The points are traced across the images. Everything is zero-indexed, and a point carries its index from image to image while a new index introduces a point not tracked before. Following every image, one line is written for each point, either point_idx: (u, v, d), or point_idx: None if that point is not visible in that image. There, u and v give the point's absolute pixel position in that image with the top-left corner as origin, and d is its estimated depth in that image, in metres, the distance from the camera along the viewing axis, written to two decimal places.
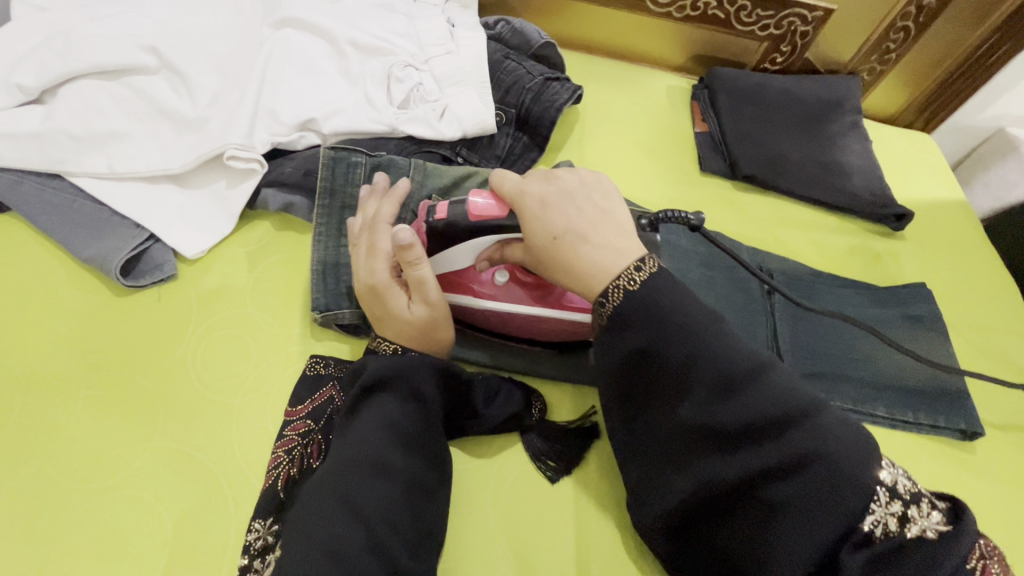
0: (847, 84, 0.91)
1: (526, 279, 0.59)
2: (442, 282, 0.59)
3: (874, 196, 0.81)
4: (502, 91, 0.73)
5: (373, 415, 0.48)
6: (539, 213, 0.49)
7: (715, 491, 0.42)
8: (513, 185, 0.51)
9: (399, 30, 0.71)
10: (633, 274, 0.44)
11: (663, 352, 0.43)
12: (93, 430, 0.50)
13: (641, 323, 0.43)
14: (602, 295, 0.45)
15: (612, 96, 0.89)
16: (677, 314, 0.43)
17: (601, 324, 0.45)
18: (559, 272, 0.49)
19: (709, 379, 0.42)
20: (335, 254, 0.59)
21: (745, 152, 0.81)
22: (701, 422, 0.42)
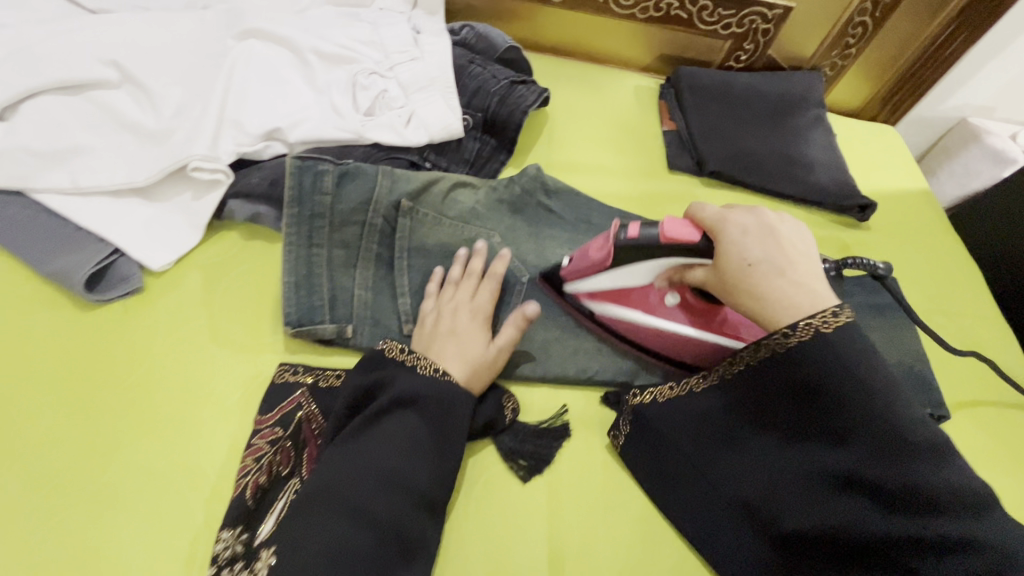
0: (810, 79, 0.93)
1: (696, 304, 0.59)
2: (606, 297, 0.62)
3: (838, 187, 0.83)
4: (468, 96, 0.74)
5: (394, 431, 0.49)
6: (736, 240, 0.49)
7: (846, 532, 0.45)
8: (713, 211, 0.52)
9: (364, 39, 0.72)
10: (831, 319, 0.44)
11: (841, 398, 0.44)
12: (60, 446, 0.50)
13: (819, 362, 0.44)
14: (791, 326, 0.45)
15: (581, 97, 0.90)
16: (864, 363, 0.43)
17: (772, 354, 0.46)
18: (742, 300, 0.49)
19: (878, 431, 0.43)
20: (305, 263, 0.58)
21: (711, 148, 0.83)
22: (860, 469, 0.44)
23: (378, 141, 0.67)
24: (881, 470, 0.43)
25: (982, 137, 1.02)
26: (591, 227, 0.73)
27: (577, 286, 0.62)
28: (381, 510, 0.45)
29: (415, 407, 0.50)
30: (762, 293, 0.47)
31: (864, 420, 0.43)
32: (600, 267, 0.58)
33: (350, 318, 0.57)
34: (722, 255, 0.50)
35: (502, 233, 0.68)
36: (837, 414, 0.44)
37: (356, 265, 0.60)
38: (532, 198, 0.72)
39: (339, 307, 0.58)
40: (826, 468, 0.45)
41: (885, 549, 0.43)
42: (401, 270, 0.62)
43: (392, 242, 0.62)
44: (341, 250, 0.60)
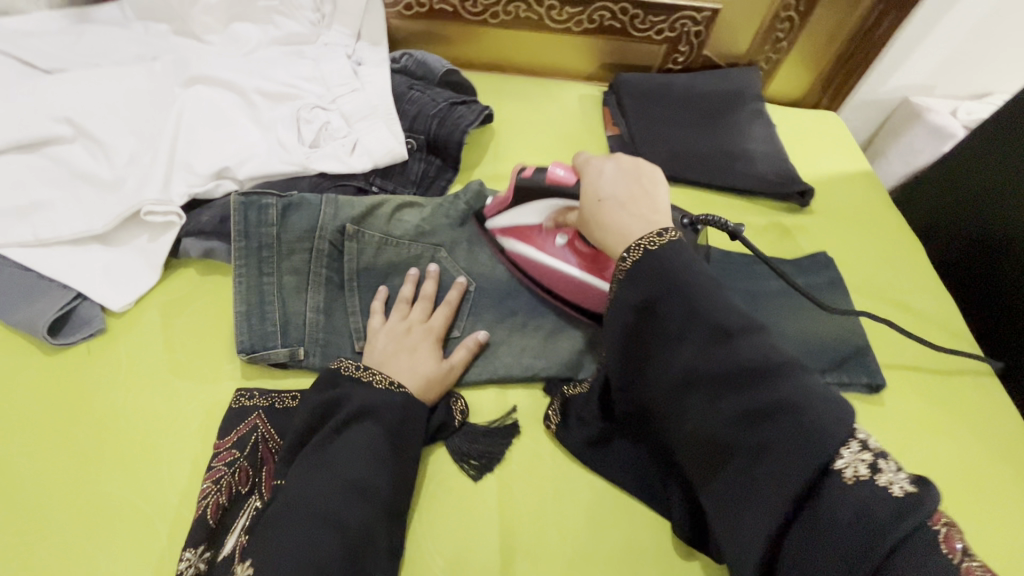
0: (747, 74, 0.96)
1: (582, 249, 0.66)
2: (509, 233, 0.70)
3: (777, 176, 0.86)
4: (410, 120, 0.77)
5: (358, 440, 0.51)
6: (592, 181, 0.59)
7: (710, 443, 0.43)
8: (582, 159, 0.62)
9: (306, 75, 0.76)
10: (655, 238, 0.49)
11: (671, 304, 0.46)
12: (33, 483, 0.53)
13: (648, 275, 0.48)
14: (624, 252, 0.50)
15: (526, 110, 0.93)
16: (682, 271, 0.47)
17: (618, 278, 0.50)
18: (591, 231, 0.57)
19: (706, 328, 0.44)
20: (256, 293, 0.61)
21: (653, 148, 0.88)
22: (698, 368, 0.44)
23: (324, 171, 0.70)
24: (704, 359, 0.44)
25: (924, 115, 1.04)
26: None
27: (493, 222, 0.71)
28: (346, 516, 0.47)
29: (375, 417, 0.53)
30: (603, 224, 0.55)
31: (694, 322, 0.45)
32: (504, 204, 0.69)
33: (303, 341, 0.61)
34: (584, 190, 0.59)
35: (449, 247, 0.72)
36: (670, 322, 0.46)
37: (307, 290, 0.63)
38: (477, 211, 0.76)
39: (292, 332, 0.61)
40: (680, 377, 0.45)
41: (744, 450, 0.41)
42: (352, 291, 0.65)
43: (341, 265, 0.65)
44: (291, 277, 0.63)
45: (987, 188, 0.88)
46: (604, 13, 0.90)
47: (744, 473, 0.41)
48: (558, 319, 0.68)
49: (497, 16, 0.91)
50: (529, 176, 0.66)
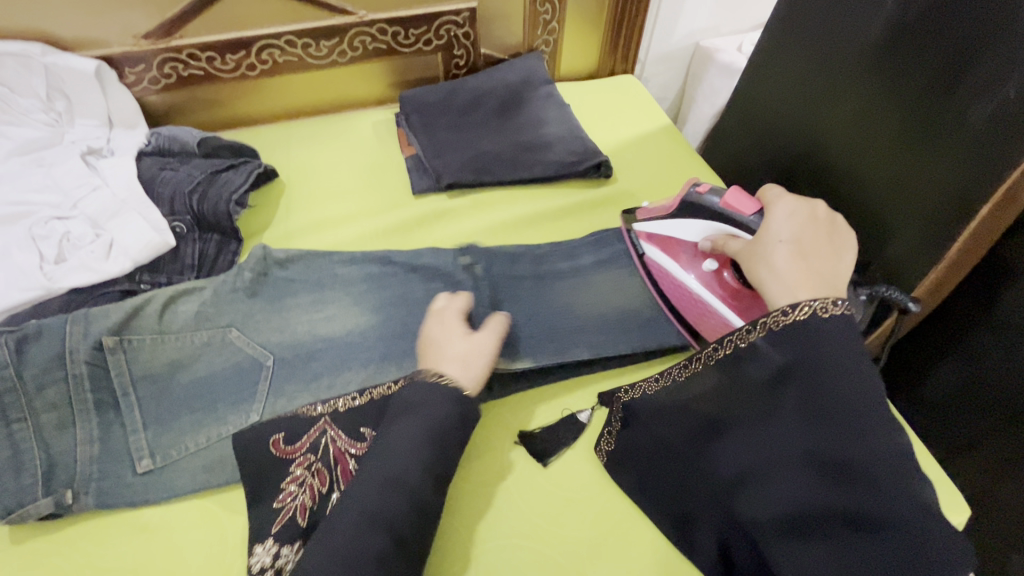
0: (529, 61, 0.97)
1: (728, 280, 0.69)
2: (658, 242, 0.74)
3: (574, 155, 0.86)
4: (168, 203, 0.72)
5: (401, 435, 0.51)
6: (784, 220, 0.58)
7: (802, 527, 0.45)
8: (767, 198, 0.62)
9: (35, 187, 0.70)
10: (831, 306, 0.47)
11: (834, 373, 0.45)
12: None
13: (802, 340, 0.46)
14: (790, 305, 0.48)
15: (317, 152, 0.89)
16: (853, 333, 0.46)
17: (768, 331, 0.49)
18: (756, 263, 0.56)
19: (845, 395, 0.45)
20: (7, 445, 0.54)
21: (446, 164, 0.84)
22: (805, 443, 0.45)
23: (72, 286, 0.65)
24: (834, 449, 0.44)
25: (714, 56, 1.07)
26: (335, 280, 0.73)
27: (647, 226, 0.75)
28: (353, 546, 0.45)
29: (419, 409, 0.53)
30: (765, 266, 0.55)
31: (848, 390, 0.45)
32: (667, 213, 0.72)
33: (73, 482, 0.55)
34: (777, 229, 0.58)
35: (241, 325, 0.67)
36: (841, 388, 0.45)
37: (74, 422, 0.57)
38: (267, 277, 0.71)
39: (59, 476, 0.55)
40: (788, 450, 0.46)
41: (826, 520, 0.44)
42: (129, 406, 0.60)
43: (112, 382, 0.60)
44: (51, 413, 0.57)
45: (776, 112, 0.89)
46: (363, 38, 0.87)
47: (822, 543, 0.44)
48: (365, 367, 0.66)
49: (254, 67, 0.86)
50: (703, 193, 0.67)
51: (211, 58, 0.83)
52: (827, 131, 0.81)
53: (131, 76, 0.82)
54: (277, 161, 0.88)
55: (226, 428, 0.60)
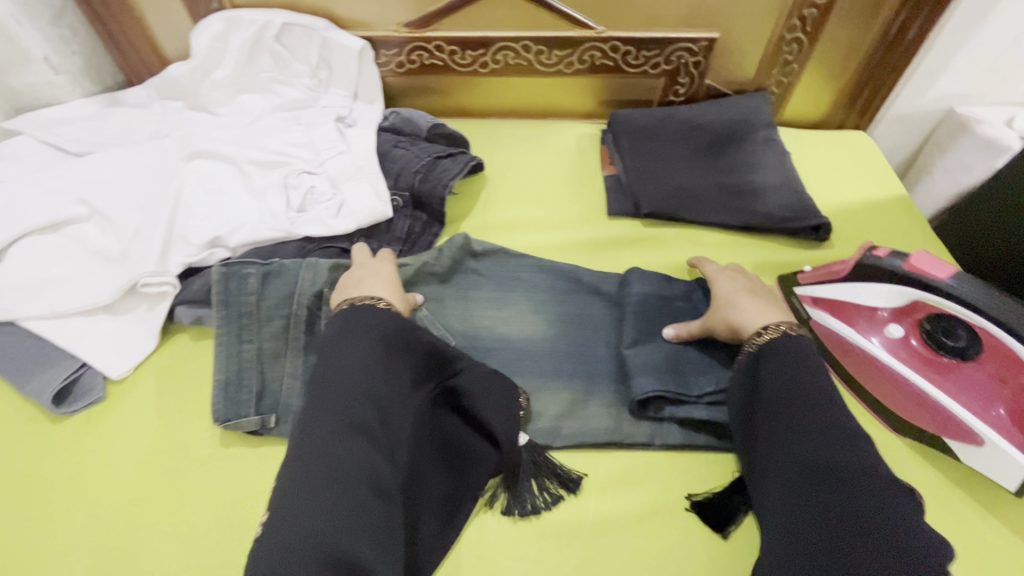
0: (756, 101, 0.91)
1: (920, 349, 0.61)
2: (827, 306, 0.66)
3: (789, 210, 0.79)
4: (394, 178, 0.79)
5: (348, 347, 0.54)
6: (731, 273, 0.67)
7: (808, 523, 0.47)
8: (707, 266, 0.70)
9: (297, 142, 0.81)
10: (784, 329, 0.59)
11: (797, 385, 0.54)
12: (20, 543, 0.57)
13: (763, 365, 0.57)
14: (761, 329, 0.59)
15: (521, 155, 0.92)
16: (807, 357, 0.56)
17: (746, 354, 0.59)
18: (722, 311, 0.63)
19: (807, 401, 0.54)
20: (236, 360, 0.63)
21: (648, 191, 0.82)
22: (794, 443, 0.52)
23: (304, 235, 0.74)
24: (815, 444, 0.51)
25: (971, 127, 0.91)
26: (521, 283, 0.74)
27: (809, 289, 0.67)
28: (320, 451, 0.48)
29: (352, 328, 0.56)
30: (736, 308, 0.63)
31: (804, 395, 0.54)
32: (837, 276, 0.64)
33: (275, 408, 0.62)
34: (726, 290, 0.65)
35: (431, 305, 0.70)
36: (798, 397, 0.53)
37: (287, 356, 0.64)
38: (462, 266, 0.74)
39: (266, 399, 0.62)
40: (781, 452, 0.52)
41: (812, 516, 0.47)
42: None
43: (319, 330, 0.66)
44: (271, 343, 0.64)
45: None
46: (595, 53, 0.88)
47: (816, 534, 0.46)
48: (532, 376, 0.66)
49: (487, 65, 0.91)
50: (880, 257, 0.60)
51: (454, 52, 0.89)
52: None
53: (383, 57, 0.91)
54: (483, 156, 0.92)
55: None
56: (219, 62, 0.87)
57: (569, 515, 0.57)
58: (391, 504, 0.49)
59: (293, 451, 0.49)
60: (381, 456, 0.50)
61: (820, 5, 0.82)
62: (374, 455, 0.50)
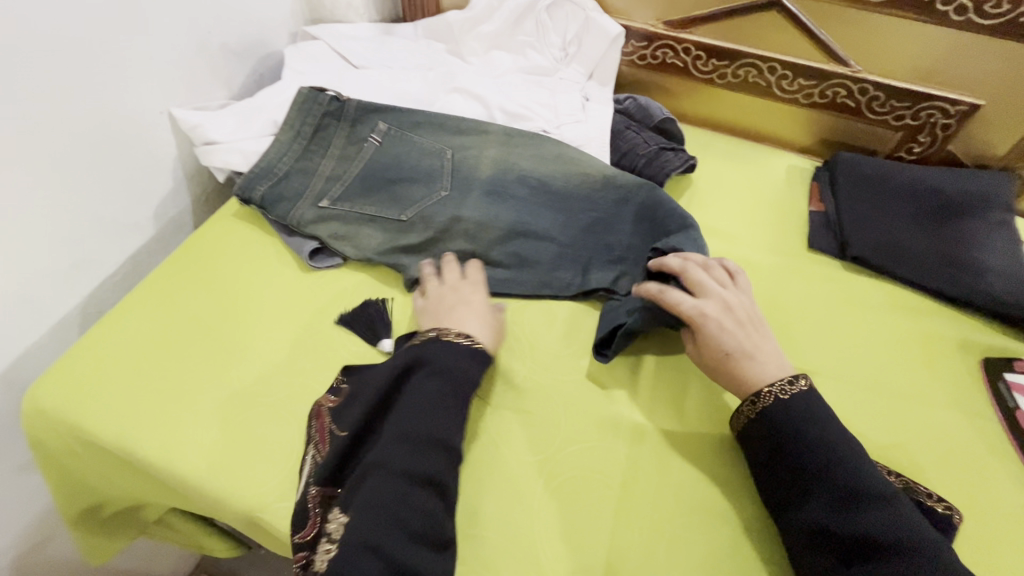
0: (998, 179, 0.86)
1: None
2: None
3: (1016, 298, 0.74)
4: (618, 155, 0.85)
5: (421, 395, 0.57)
6: (721, 329, 0.62)
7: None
8: (687, 297, 0.64)
9: (541, 101, 0.89)
10: (750, 408, 0.59)
11: (801, 450, 0.55)
12: (268, 354, 0.69)
13: (788, 420, 0.57)
14: (756, 395, 0.59)
15: (728, 169, 0.94)
16: (806, 417, 0.57)
17: (749, 413, 0.59)
18: (724, 372, 0.62)
19: (816, 461, 0.54)
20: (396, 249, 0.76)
21: (859, 234, 0.82)
22: (802, 506, 0.53)
23: (526, 172, 0.80)
24: (848, 510, 0.51)
25: None
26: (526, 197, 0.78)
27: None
28: (390, 499, 0.51)
29: (432, 372, 0.58)
30: (745, 364, 0.61)
31: (811, 460, 0.54)
32: None
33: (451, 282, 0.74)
34: (702, 343, 0.63)
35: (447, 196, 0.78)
36: (826, 456, 0.54)
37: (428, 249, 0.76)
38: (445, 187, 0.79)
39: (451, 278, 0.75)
40: (818, 517, 0.52)
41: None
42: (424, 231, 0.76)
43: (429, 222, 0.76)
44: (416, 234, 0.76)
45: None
46: (839, 90, 0.88)
47: None
48: None
49: (725, 77, 0.94)
50: None
51: (698, 57, 0.94)
52: None
53: (629, 48, 0.98)
54: None
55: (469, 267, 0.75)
56: (489, 18, 0.98)
57: (729, 502, 0.59)
58: (444, 551, 0.52)
59: (361, 499, 0.52)
60: (442, 504, 0.53)
61: None
62: (437, 503, 0.53)
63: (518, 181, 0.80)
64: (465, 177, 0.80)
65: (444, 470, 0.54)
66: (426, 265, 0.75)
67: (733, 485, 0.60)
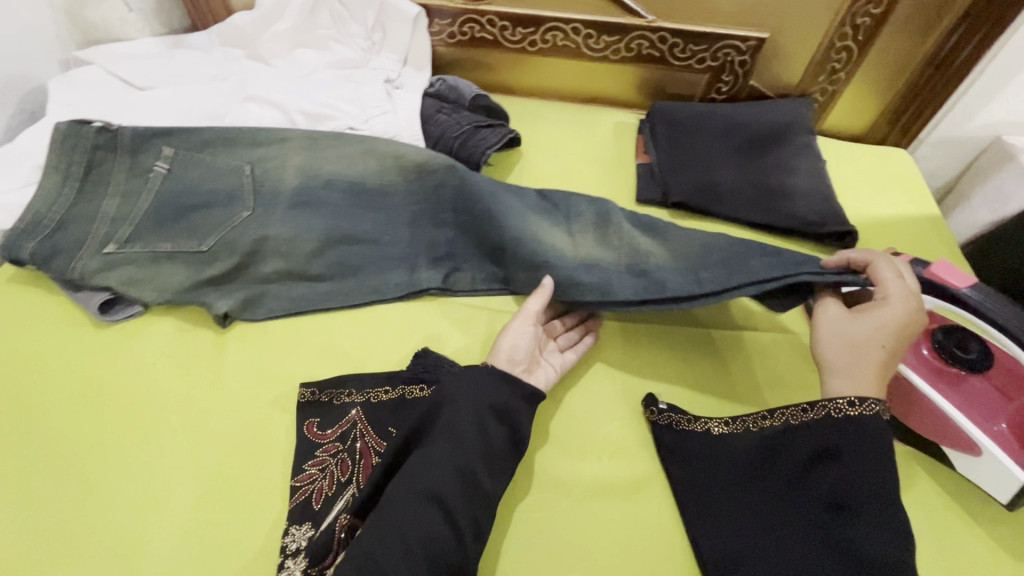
0: (797, 106, 0.91)
1: (930, 358, 0.61)
2: None
3: (818, 216, 0.80)
4: (434, 142, 0.82)
5: (449, 419, 0.54)
6: (891, 324, 0.55)
7: None
8: (902, 286, 0.57)
9: (345, 97, 0.84)
10: (844, 406, 0.53)
11: (859, 467, 0.51)
12: (63, 430, 0.61)
13: (864, 435, 0.51)
14: (861, 398, 0.53)
15: (557, 135, 0.94)
16: (877, 451, 0.51)
17: (824, 413, 0.54)
18: (840, 347, 0.57)
19: (861, 496, 0.50)
20: (201, 284, 0.69)
21: (678, 181, 0.84)
22: (818, 527, 0.51)
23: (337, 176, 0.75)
24: (876, 547, 0.47)
25: (1017, 156, 0.88)
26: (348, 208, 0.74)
27: None
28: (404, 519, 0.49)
29: (459, 401, 0.55)
30: (867, 363, 0.55)
31: (854, 490, 0.50)
32: None
33: (271, 311, 0.70)
34: (863, 318, 0.56)
35: (250, 214, 0.72)
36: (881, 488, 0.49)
37: (237, 278, 0.70)
38: (245, 207, 0.73)
39: (268, 306, 0.70)
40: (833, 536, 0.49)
41: None
42: (230, 259, 0.70)
43: (234, 247, 0.70)
44: (222, 264, 0.70)
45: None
46: (642, 42, 0.89)
47: None
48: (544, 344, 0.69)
49: (536, 44, 0.93)
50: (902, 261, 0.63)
51: (504, 28, 0.92)
52: None
53: (436, 27, 0.94)
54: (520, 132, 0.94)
55: (293, 289, 0.71)
56: (280, 15, 0.90)
57: (568, 474, 0.59)
58: None
59: (376, 517, 0.49)
60: (455, 535, 0.49)
61: (874, 16, 0.83)
62: (448, 533, 0.49)
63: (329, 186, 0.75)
64: (268, 192, 0.74)
65: (459, 502, 0.50)
66: (235, 295, 0.69)
67: (572, 456, 0.61)
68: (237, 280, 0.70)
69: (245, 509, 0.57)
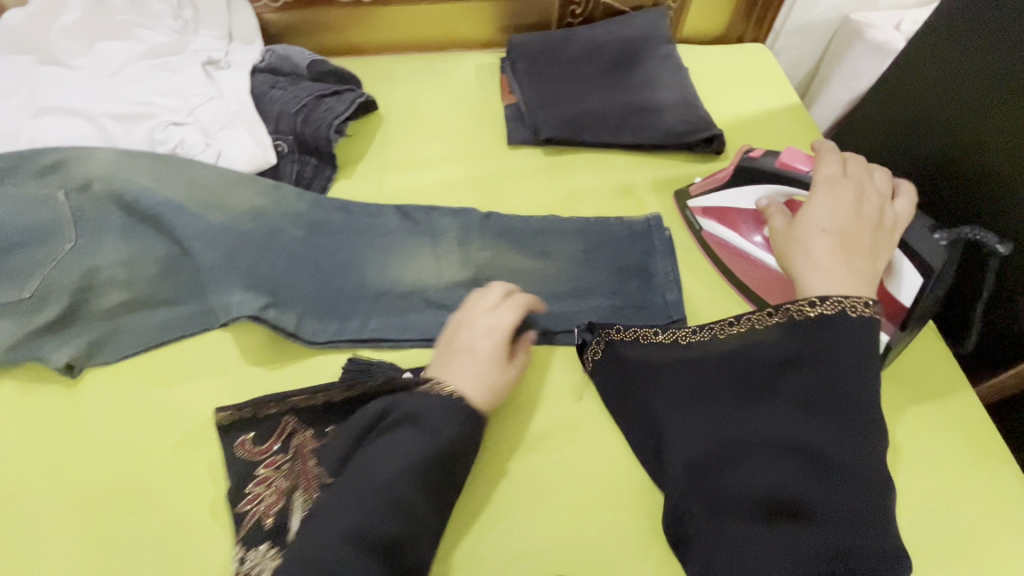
0: (653, 16, 0.89)
1: None
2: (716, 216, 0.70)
3: (685, 125, 0.79)
4: (274, 121, 0.75)
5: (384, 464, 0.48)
6: (834, 210, 0.55)
7: (769, 490, 0.48)
8: (832, 169, 0.58)
9: (160, 89, 0.73)
10: (860, 306, 0.50)
11: (826, 364, 0.49)
12: None
13: (839, 331, 0.50)
14: (821, 299, 0.51)
15: (417, 88, 0.88)
16: (859, 350, 0.49)
17: (795, 315, 0.52)
18: (794, 248, 0.55)
19: (828, 395, 0.49)
20: (31, 335, 0.60)
21: (546, 115, 0.80)
22: (784, 426, 0.49)
23: (150, 186, 0.65)
24: (834, 442, 0.48)
25: (863, 32, 0.90)
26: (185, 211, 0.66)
27: (700, 202, 0.71)
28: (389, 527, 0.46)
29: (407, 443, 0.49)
30: (808, 252, 0.54)
31: (820, 387, 0.49)
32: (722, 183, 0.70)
33: (127, 344, 0.63)
34: (811, 212, 0.56)
35: (73, 242, 0.64)
36: (847, 384, 0.49)
37: (76, 319, 0.62)
38: (64, 236, 0.64)
39: (125, 340, 0.63)
40: (794, 436, 0.49)
41: (784, 494, 0.47)
42: (62, 299, 0.61)
43: (64, 285, 0.62)
44: (52, 307, 0.61)
45: (951, 52, 0.73)
46: None
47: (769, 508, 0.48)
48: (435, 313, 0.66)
49: None
50: (756, 158, 0.66)
51: None
52: (973, 135, 0.72)
53: None
54: (376, 93, 0.87)
55: (148, 315, 0.64)
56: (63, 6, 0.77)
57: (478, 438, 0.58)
58: None
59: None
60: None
61: None
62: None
63: (149, 195, 0.65)
64: (92, 217, 0.65)
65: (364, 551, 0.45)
66: (76, 341, 0.61)
67: None
68: (76, 320, 0.62)
69: (144, 555, 0.53)
